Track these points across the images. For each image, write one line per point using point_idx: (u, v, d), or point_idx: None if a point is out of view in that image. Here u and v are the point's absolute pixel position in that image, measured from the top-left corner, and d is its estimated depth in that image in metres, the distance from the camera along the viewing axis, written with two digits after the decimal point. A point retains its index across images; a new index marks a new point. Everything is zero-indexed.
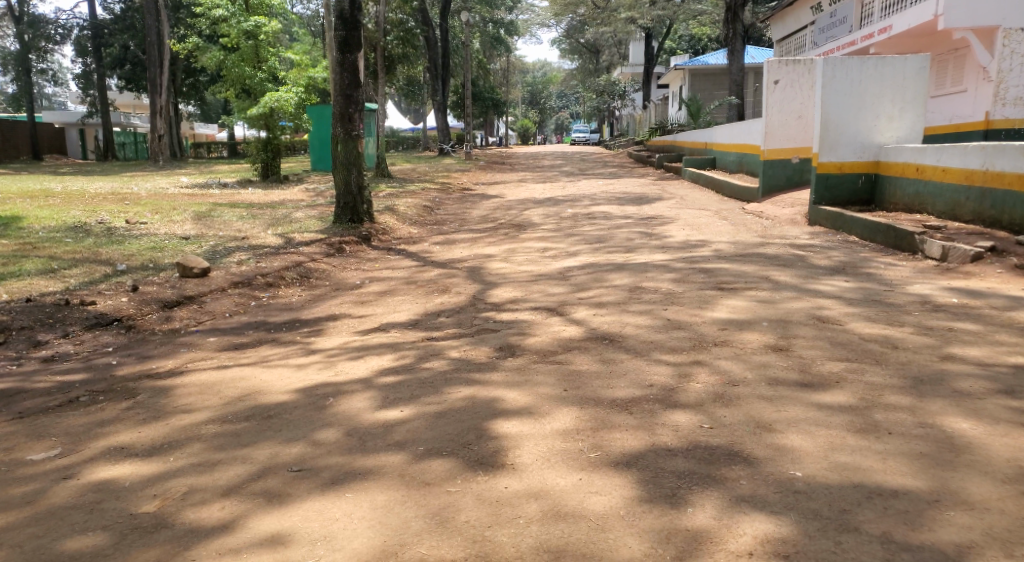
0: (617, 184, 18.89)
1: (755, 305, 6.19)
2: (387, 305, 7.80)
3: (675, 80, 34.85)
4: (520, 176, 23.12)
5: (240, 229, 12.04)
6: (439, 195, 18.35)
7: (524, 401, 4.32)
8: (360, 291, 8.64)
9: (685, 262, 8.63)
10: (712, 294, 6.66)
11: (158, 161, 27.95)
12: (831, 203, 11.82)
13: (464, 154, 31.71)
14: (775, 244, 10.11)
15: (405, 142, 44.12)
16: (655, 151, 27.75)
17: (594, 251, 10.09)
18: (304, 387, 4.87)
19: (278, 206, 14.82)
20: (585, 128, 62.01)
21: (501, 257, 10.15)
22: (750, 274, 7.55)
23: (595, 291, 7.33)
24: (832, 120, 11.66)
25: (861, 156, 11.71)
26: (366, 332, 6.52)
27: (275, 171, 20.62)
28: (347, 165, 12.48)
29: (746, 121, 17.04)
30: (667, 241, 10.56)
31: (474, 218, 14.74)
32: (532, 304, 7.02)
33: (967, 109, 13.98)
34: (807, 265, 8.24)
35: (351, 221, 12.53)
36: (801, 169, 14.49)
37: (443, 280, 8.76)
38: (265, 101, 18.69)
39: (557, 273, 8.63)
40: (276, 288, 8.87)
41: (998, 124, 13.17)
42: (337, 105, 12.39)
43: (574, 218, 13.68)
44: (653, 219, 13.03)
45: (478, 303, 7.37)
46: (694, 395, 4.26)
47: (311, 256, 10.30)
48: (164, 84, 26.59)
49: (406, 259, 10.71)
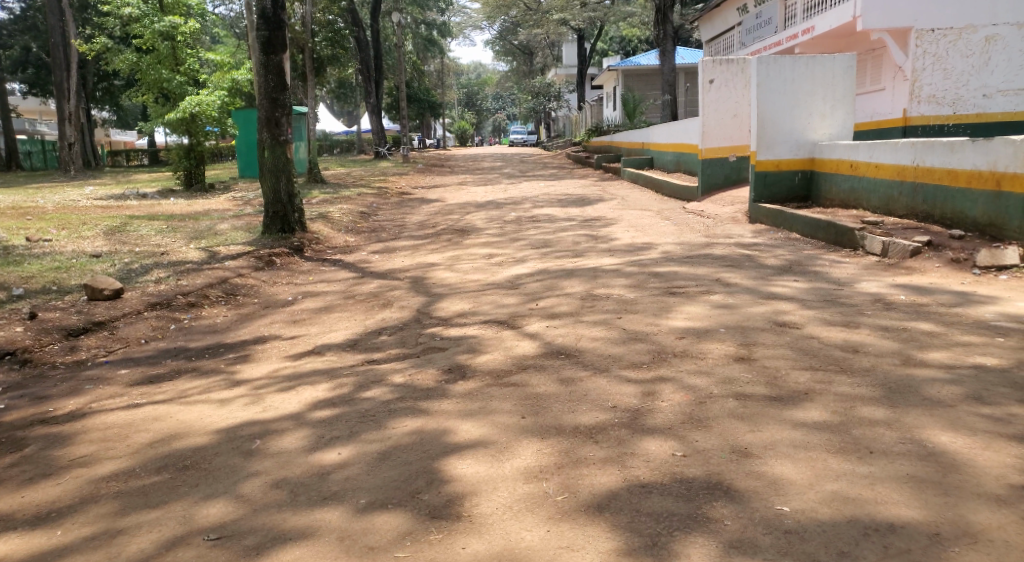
0: (557, 185, 18.57)
1: (714, 315, 5.86)
2: (321, 324, 7.29)
3: (609, 80, 34.71)
4: (458, 179, 22.66)
5: (160, 243, 11.37)
6: (374, 200, 17.80)
7: (477, 432, 3.86)
8: (292, 308, 8.11)
9: (634, 267, 8.31)
10: (667, 302, 6.32)
11: (70, 172, 26.62)
12: (769, 200, 11.59)
13: (399, 158, 31.13)
14: (721, 244, 9.88)
15: (337, 147, 43.34)
16: (592, 150, 27.52)
17: (538, 257, 9.72)
18: (225, 427, 4.47)
19: (202, 217, 14.13)
20: (521, 130, 61.77)
21: (442, 266, 9.69)
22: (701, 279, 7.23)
23: (547, 300, 6.93)
24: (769, 118, 11.42)
25: (796, 154, 11.52)
26: (298, 358, 6.03)
27: (200, 180, 19.77)
28: (276, 171, 11.83)
29: (681, 121, 16.86)
30: (613, 244, 10.25)
31: (412, 225, 14.25)
32: (477, 318, 6.58)
33: (886, 106, 13.56)
34: (758, 267, 7.96)
35: (282, 231, 11.87)
36: (738, 167, 14.32)
37: (382, 293, 8.28)
38: (185, 105, 18.00)
39: (502, 282, 8.21)
40: (198, 308, 8.36)
41: (914, 121, 12.53)
42: (263, 110, 11.78)
43: (514, 221, 13.32)
44: (595, 220, 12.72)
45: (420, 318, 6.91)
46: (662, 416, 3.85)
47: (238, 271, 9.68)
48: (71, 89, 25.74)
49: (342, 270, 10.18)
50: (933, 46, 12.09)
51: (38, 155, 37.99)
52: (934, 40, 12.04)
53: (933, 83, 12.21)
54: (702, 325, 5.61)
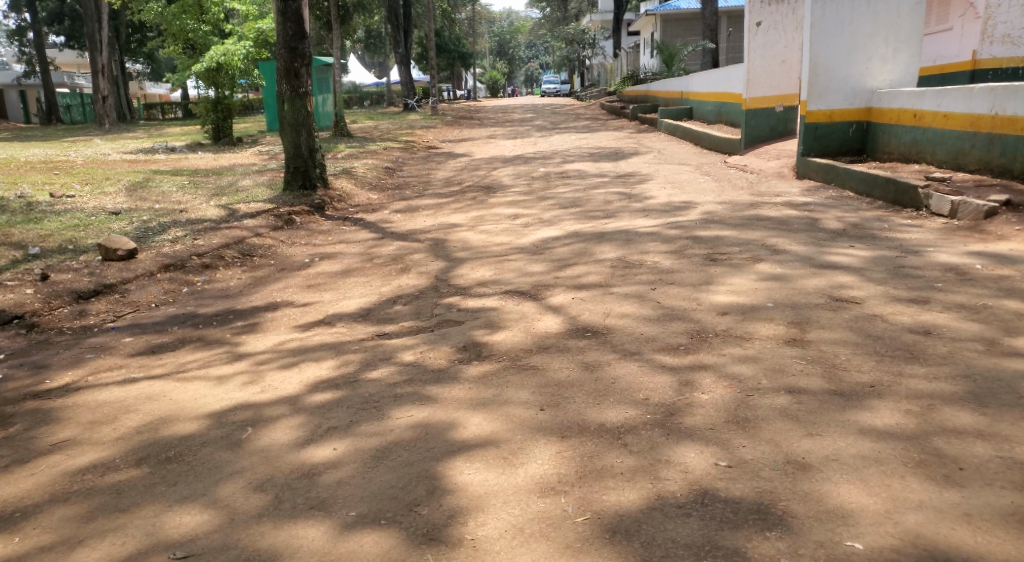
0: (590, 139, 17.92)
1: (760, 293, 5.31)
2: (336, 288, 6.85)
3: (645, 27, 33.63)
4: (489, 132, 22.05)
5: (180, 200, 11.00)
6: (402, 155, 17.31)
7: (490, 426, 3.41)
8: (309, 271, 7.68)
9: (670, 231, 7.75)
10: (706, 280, 5.80)
11: (104, 126, 26.42)
12: (821, 154, 10.96)
13: (430, 109, 30.54)
14: (767, 205, 9.27)
15: (370, 99, 42.87)
16: (628, 101, 26.71)
17: (568, 218, 9.18)
18: (218, 412, 3.96)
19: (226, 173, 13.74)
20: (555, 79, 60.73)
21: (467, 226, 9.20)
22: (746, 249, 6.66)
23: (576, 269, 6.43)
24: (822, 64, 10.67)
25: (852, 103, 10.78)
26: (307, 329, 5.60)
27: (227, 133, 19.37)
28: (295, 125, 11.46)
29: (723, 69, 16.08)
30: (649, 203, 9.68)
31: (438, 181, 13.75)
32: (499, 288, 6.10)
33: (952, 50, 12.72)
34: (806, 235, 7.37)
35: (303, 188, 11.46)
36: (785, 118, 13.57)
37: (402, 256, 7.82)
38: (211, 55, 17.50)
39: (528, 246, 7.71)
40: (214, 269, 7.94)
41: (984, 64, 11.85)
42: (282, 61, 11.28)
43: (545, 177, 12.75)
44: (631, 177, 12.12)
45: (439, 286, 6.44)
46: (703, 413, 3.35)
47: (255, 230, 9.26)
48: (105, 41, 25.48)
49: (363, 230, 9.74)
50: None
51: (72, 109, 37.99)
52: None
53: (1009, 21, 11.32)
54: (746, 303, 5.09)
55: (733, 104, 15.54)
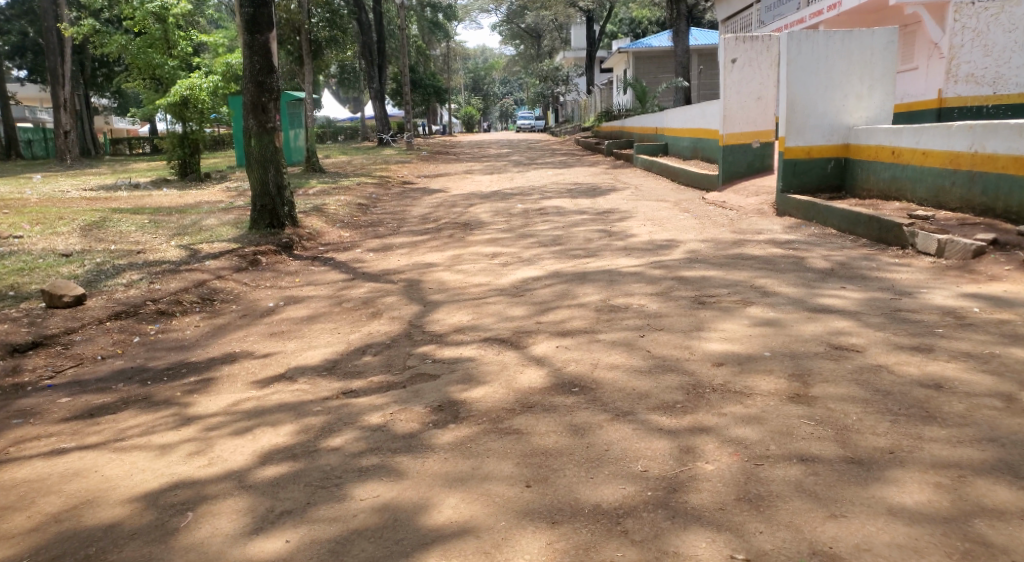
0: (567, 174, 17.67)
1: (753, 341, 4.98)
2: (301, 336, 6.44)
3: (619, 63, 33.61)
4: (465, 167, 21.75)
5: (140, 240, 10.54)
6: (375, 191, 16.95)
7: (467, 509, 3.19)
8: (274, 317, 7.27)
9: (654, 271, 7.44)
10: (693, 326, 5.47)
11: (68, 161, 25.80)
12: (800, 190, 10.70)
13: (403, 143, 30.25)
14: (749, 243, 9.01)
15: (343, 134, 42.60)
16: (603, 136, 26.55)
17: (546, 257, 8.86)
18: (143, 495, 3.70)
19: (192, 211, 13.30)
20: (528, 114, 60.80)
21: (443, 266, 8.83)
22: (735, 293, 6.34)
23: (558, 313, 6.07)
24: (799, 101, 10.45)
25: (829, 140, 10.59)
26: (267, 386, 5.20)
27: (195, 168, 18.86)
28: (263, 162, 11.00)
29: (698, 104, 15.90)
30: (628, 242, 9.39)
31: (412, 218, 13.40)
32: (476, 335, 5.73)
33: (920, 88, 12.58)
34: (794, 275, 7.08)
35: (270, 227, 11.05)
36: (762, 154, 13.39)
37: (374, 299, 7.43)
38: (176, 90, 17.11)
39: (507, 287, 7.36)
40: (169, 316, 7.49)
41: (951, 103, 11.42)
42: (249, 95, 10.93)
43: (522, 214, 12.44)
44: (609, 213, 11.84)
45: (411, 333, 6.06)
46: (708, 492, 3.12)
47: (217, 272, 8.82)
48: (65, 74, 24.96)
49: (333, 271, 9.34)
50: (972, 20, 10.76)
51: (38, 144, 37.32)
52: (974, 15, 10.72)
53: (972, 61, 11.00)
54: (737, 353, 4.76)
55: (709, 140, 15.36)
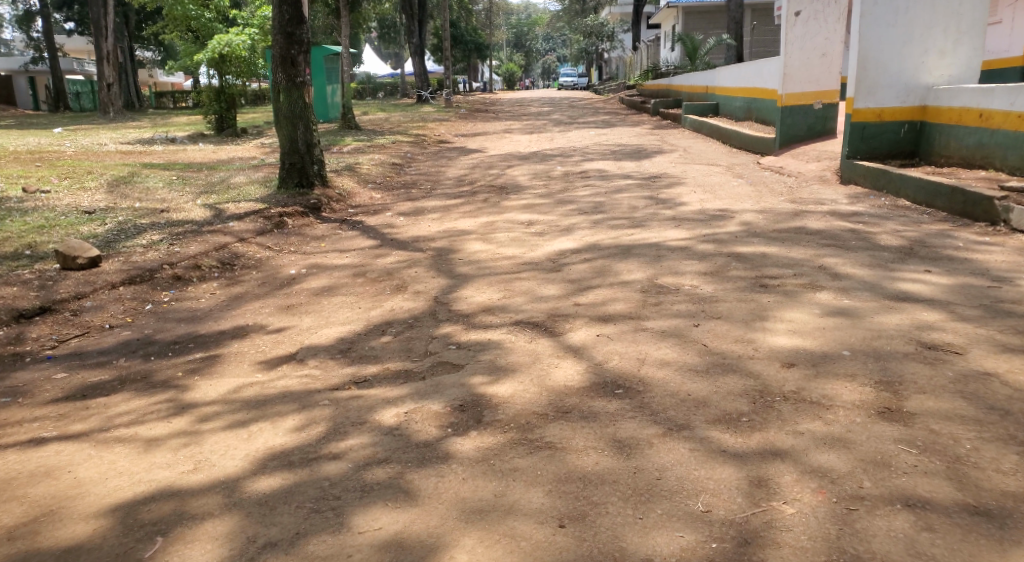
0: (610, 135, 16.88)
1: (831, 334, 4.28)
2: (317, 311, 5.86)
3: (665, 21, 32.50)
4: (504, 126, 21.03)
5: (165, 198, 10.05)
6: (411, 149, 16.34)
7: (487, 555, 2.69)
8: (292, 288, 6.71)
9: (709, 247, 6.74)
10: (755, 315, 4.79)
11: (110, 114, 25.48)
12: (869, 157, 9.87)
13: (443, 101, 29.57)
14: (813, 216, 8.23)
15: (383, 89, 42.09)
16: (649, 95, 25.60)
17: (588, 227, 8.18)
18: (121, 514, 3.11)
19: (221, 167, 12.79)
20: (571, 71, 59.64)
21: (476, 235, 8.21)
22: (804, 276, 5.61)
23: (599, 294, 5.42)
24: (872, 58, 9.62)
25: (904, 101, 9.72)
26: (273, 369, 4.63)
27: (231, 124, 18.31)
28: (292, 118, 10.45)
29: (754, 61, 14.94)
30: (680, 212, 8.67)
31: (448, 179, 12.78)
32: (507, 318, 5.11)
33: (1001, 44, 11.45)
34: (868, 254, 6.33)
35: (299, 186, 10.48)
36: (824, 117, 12.48)
37: (397, 270, 6.84)
38: (212, 46, 16.55)
39: (544, 260, 6.72)
40: (186, 282, 6.95)
41: None
42: (278, 47, 10.32)
43: (564, 178, 11.74)
44: (658, 178, 11.09)
45: (436, 311, 5.45)
46: (790, 550, 2.62)
47: (239, 235, 8.28)
48: (109, 27, 24.53)
49: (360, 236, 8.77)
50: None
51: (83, 96, 37.20)
52: None
53: None
54: (807, 350, 4.07)
55: (764, 100, 14.43)
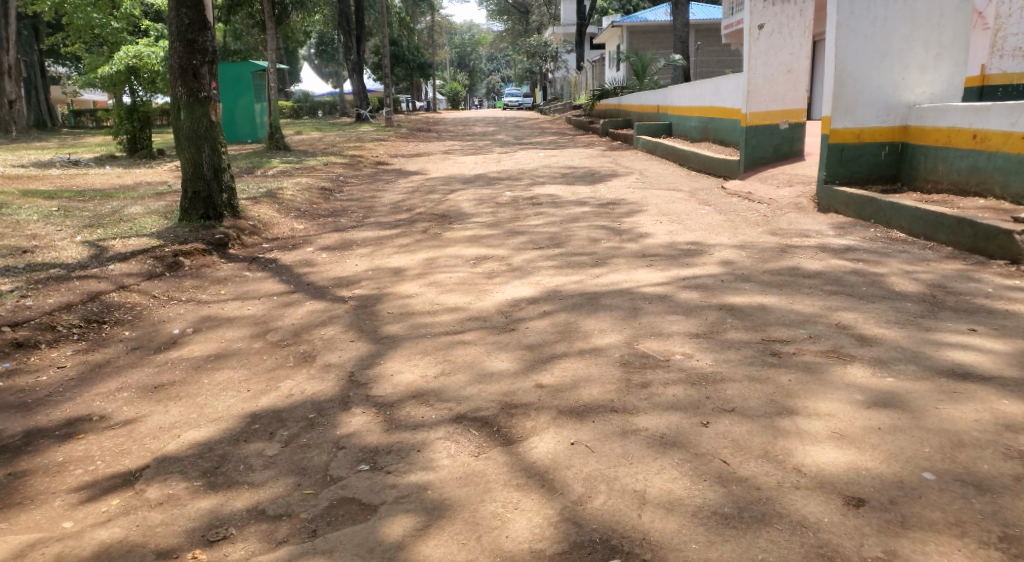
0: (560, 155, 15.74)
1: (884, 445, 3.23)
2: (189, 398, 4.46)
3: (611, 39, 31.56)
4: (446, 146, 19.76)
5: (36, 233, 8.49)
6: (344, 172, 14.96)
7: None
8: (167, 354, 5.27)
9: (688, 304, 5.55)
10: (776, 405, 3.63)
11: (14, 132, 23.45)
12: (847, 182, 8.79)
13: (382, 120, 28.21)
14: (800, 253, 7.13)
15: (321, 108, 40.82)
16: (599, 115, 24.56)
17: (541, 267, 6.93)
18: None
19: (120, 194, 11.26)
20: (516, 91, 58.61)
21: (410, 276, 6.89)
22: (826, 343, 4.47)
23: (570, 374, 4.17)
24: (849, 72, 8.53)
25: (884, 121, 8.64)
26: (97, 506, 3.41)
27: (145, 144, 16.68)
28: (196, 139, 9.03)
29: (711, 79, 13.94)
30: (646, 247, 7.49)
31: (382, 205, 11.46)
32: (444, 410, 3.82)
33: None
34: (889, 309, 5.19)
35: (205, 219, 9.06)
36: (790, 137, 11.43)
37: (307, 329, 5.48)
38: (121, 56, 15.07)
39: (491, 317, 5.44)
40: (29, 350, 5.47)
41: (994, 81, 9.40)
42: (176, 57, 8.89)
43: (511, 203, 10.52)
44: (615, 204, 9.92)
45: (350, 395, 4.11)
46: None
47: (118, 280, 6.79)
48: (12, 38, 22.81)
49: (270, 278, 7.38)
50: None
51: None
52: None
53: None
54: (864, 475, 3.06)
55: (723, 120, 13.43)
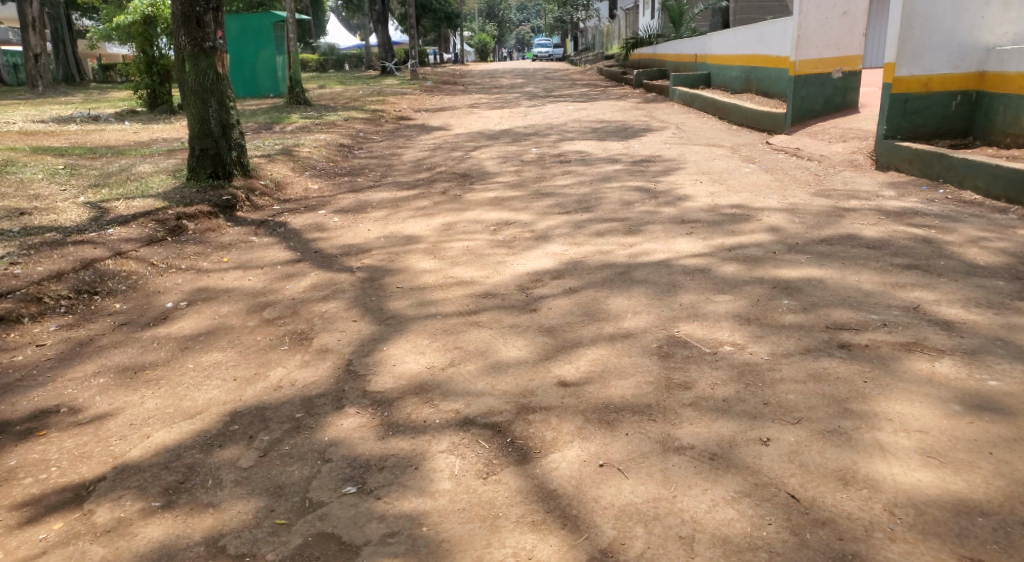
0: (591, 110, 14.98)
1: (983, 480, 2.79)
2: (167, 390, 3.85)
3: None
4: (472, 100, 19.03)
5: (40, 194, 7.98)
6: (364, 128, 14.34)
7: None
8: (155, 332, 4.71)
9: (730, 278, 4.90)
10: (843, 415, 3.16)
11: (39, 88, 23.06)
12: (912, 137, 8.02)
13: (408, 73, 27.47)
14: (858, 217, 6.43)
15: (348, 62, 40.13)
16: (632, 66, 23.59)
17: (568, 233, 6.29)
18: None
19: (129, 152, 10.74)
20: (547, 42, 57.27)
21: (425, 245, 6.29)
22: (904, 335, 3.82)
23: (598, 376, 3.56)
24: (919, 12, 7.70)
25: (957, 67, 7.81)
26: (37, 531, 2.89)
27: (165, 99, 16.08)
28: (201, 93, 8.46)
29: (754, 26, 13.08)
30: (685, 210, 6.83)
31: (403, 163, 10.85)
32: (449, 411, 3.27)
33: None
34: (972, 289, 4.51)
35: (213, 177, 8.51)
36: (844, 88, 10.58)
37: (305, 303, 4.93)
38: (137, 7, 14.53)
39: (510, 295, 4.84)
40: (11, 325, 4.95)
41: None
42: (178, 4, 8.27)
43: (539, 161, 9.86)
44: (650, 162, 9.22)
45: (344, 391, 3.55)
46: None
47: (114, 247, 6.20)
48: None
49: (277, 244, 6.83)
50: None
51: (18, 70, 34.45)
52: None
53: None
54: (963, 518, 2.65)
55: (767, 69, 12.59)
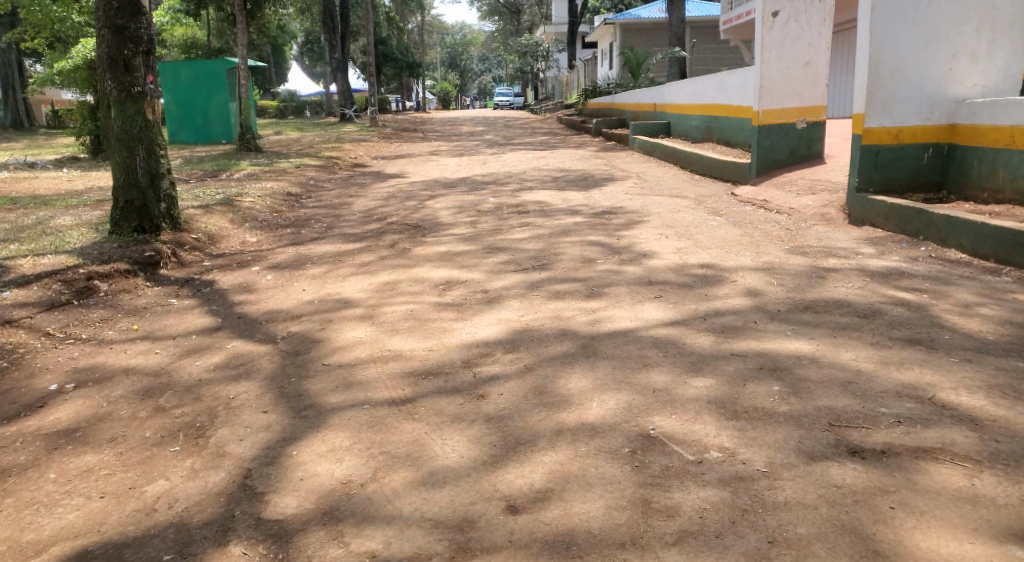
0: (552, 158, 14.41)
1: None
2: (8, 515, 3.12)
3: (603, 37, 30.34)
4: (431, 147, 18.44)
5: None
6: (316, 175, 13.62)
7: None
8: (20, 427, 3.95)
9: (705, 351, 4.19)
10: (868, 559, 2.62)
11: None
12: (884, 191, 7.41)
13: (367, 120, 26.90)
14: (841, 276, 5.82)
15: (308, 107, 39.53)
16: (593, 113, 23.21)
17: (520, 296, 5.59)
18: None
19: (54, 202, 9.90)
20: (509, 89, 57.29)
21: (359, 310, 5.55)
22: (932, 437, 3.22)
23: (556, 491, 2.92)
24: (886, 64, 7.15)
25: (928, 119, 7.27)
26: None
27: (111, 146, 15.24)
28: (129, 141, 7.59)
29: (715, 74, 12.66)
30: (651, 269, 6.18)
31: (352, 213, 10.14)
32: (363, 553, 2.70)
33: None
34: (988, 369, 3.87)
35: (140, 233, 7.62)
36: (809, 138, 10.09)
37: (210, 389, 4.19)
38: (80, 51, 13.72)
39: (454, 374, 4.10)
40: None
41: None
42: (103, 45, 7.45)
43: (495, 212, 9.20)
44: (612, 214, 8.61)
45: (232, 518, 2.92)
46: None
47: (1, 314, 5.43)
48: None
49: (196, 308, 6.06)
50: None
51: None
52: None
53: None
54: None
55: (729, 118, 12.12)
